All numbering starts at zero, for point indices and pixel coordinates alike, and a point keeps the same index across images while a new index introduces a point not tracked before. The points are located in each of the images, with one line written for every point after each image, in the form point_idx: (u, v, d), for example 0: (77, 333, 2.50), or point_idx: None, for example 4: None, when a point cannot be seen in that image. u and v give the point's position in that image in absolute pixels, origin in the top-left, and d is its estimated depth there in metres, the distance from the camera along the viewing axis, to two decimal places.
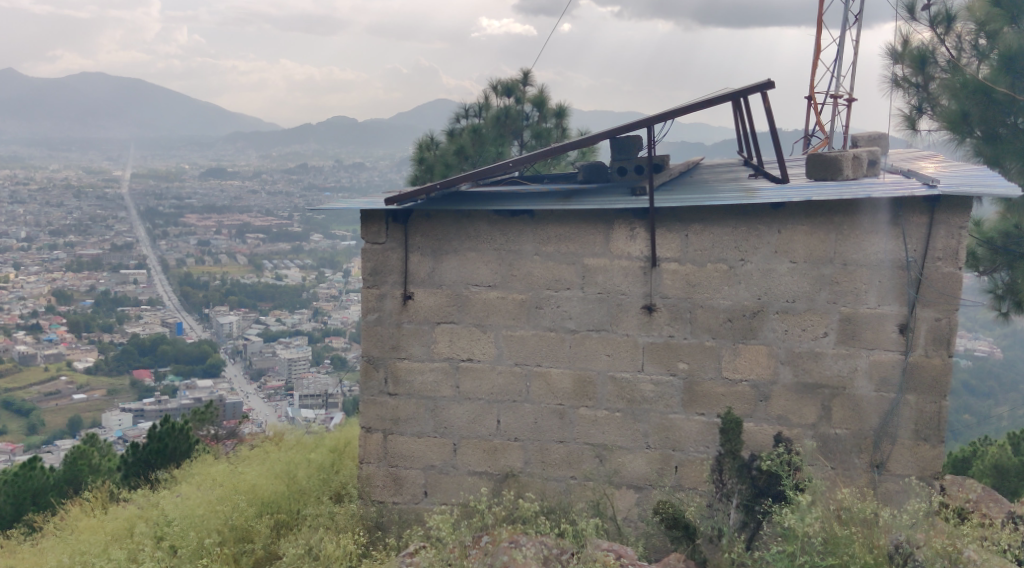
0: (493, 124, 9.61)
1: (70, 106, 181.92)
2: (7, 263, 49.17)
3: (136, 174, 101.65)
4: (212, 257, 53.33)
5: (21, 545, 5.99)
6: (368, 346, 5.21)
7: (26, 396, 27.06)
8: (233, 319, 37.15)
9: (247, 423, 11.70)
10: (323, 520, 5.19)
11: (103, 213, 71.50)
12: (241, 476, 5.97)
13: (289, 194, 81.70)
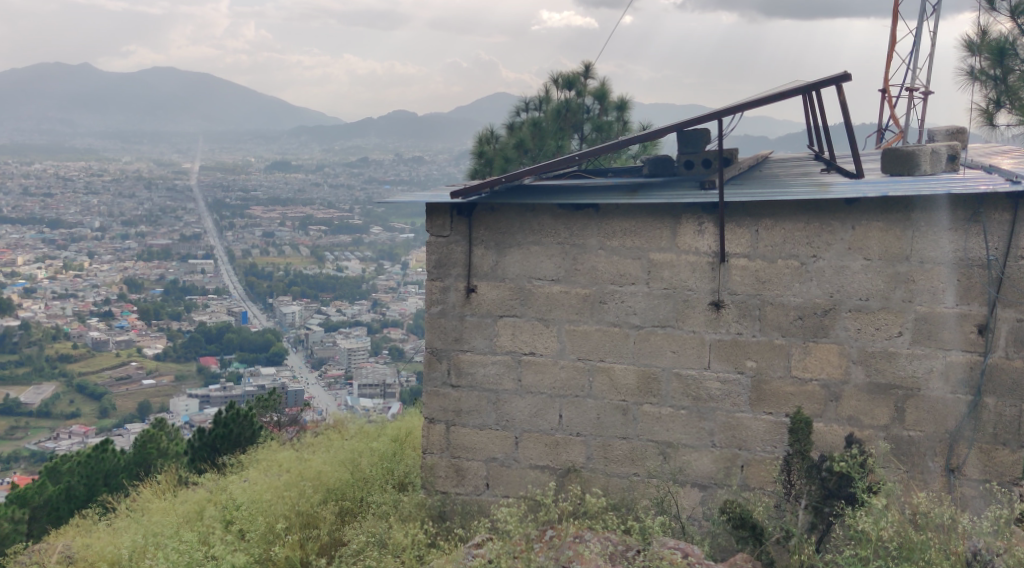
0: (554, 118, 9.56)
1: (144, 104, 187.58)
2: (83, 256, 51.34)
3: (203, 167, 103.98)
4: (277, 247, 54.30)
5: (94, 526, 6.15)
6: (432, 338, 5.22)
7: (98, 379, 28.24)
8: (295, 309, 37.75)
9: (308, 410, 11.88)
10: (389, 511, 5.23)
11: (173, 205, 73.61)
12: (307, 464, 6.11)
13: (350, 187, 82.91)
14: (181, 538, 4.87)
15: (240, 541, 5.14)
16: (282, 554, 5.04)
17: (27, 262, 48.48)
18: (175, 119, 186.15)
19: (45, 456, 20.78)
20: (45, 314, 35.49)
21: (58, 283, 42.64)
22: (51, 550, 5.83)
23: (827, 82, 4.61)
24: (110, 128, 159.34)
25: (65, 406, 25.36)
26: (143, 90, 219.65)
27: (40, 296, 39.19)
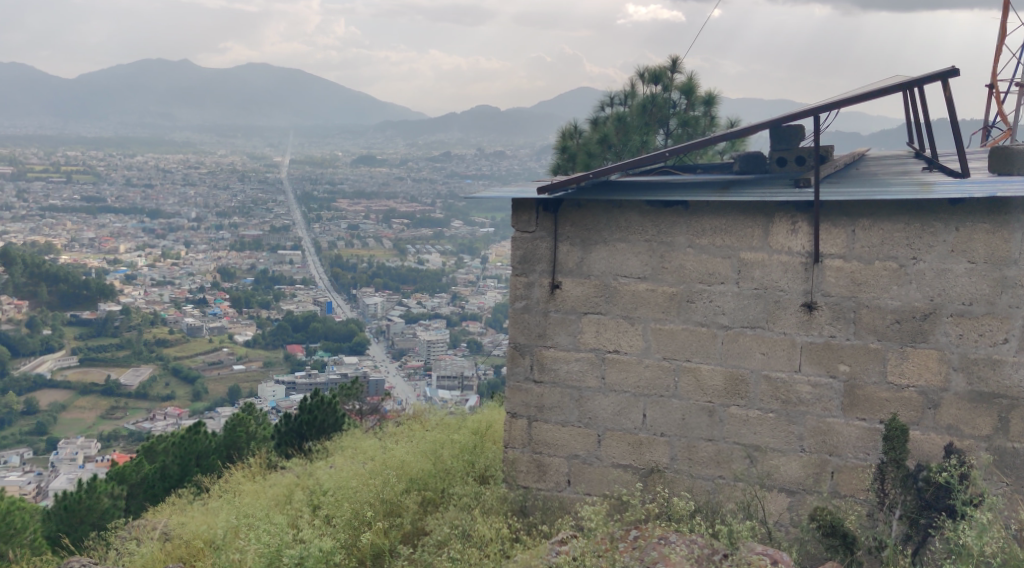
0: (639, 112, 9.37)
1: (238, 102, 192.90)
2: (180, 246, 54.06)
3: (292, 159, 106.57)
4: (361, 239, 55.21)
5: (189, 504, 6.43)
6: (515, 333, 5.19)
7: (192, 364, 29.93)
8: (377, 300, 38.18)
9: (389, 400, 12.11)
10: (470, 503, 5.26)
11: (264, 196, 75.73)
12: (391, 454, 6.31)
13: (433, 181, 83.71)
14: (272, 519, 5.07)
15: (328, 526, 5.33)
16: (368, 540, 5.20)
17: (128, 251, 51.30)
18: (268, 116, 191.39)
19: (143, 435, 23.00)
20: (144, 299, 37.52)
21: (156, 270, 44.99)
22: (149, 527, 6.10)
23: (932, 77, 4.44)
24: (207, 124, 165.58)
25: (161, 388, 27.27)
26: (239, 89, 226.26)
27: (140, 282, 41.30)
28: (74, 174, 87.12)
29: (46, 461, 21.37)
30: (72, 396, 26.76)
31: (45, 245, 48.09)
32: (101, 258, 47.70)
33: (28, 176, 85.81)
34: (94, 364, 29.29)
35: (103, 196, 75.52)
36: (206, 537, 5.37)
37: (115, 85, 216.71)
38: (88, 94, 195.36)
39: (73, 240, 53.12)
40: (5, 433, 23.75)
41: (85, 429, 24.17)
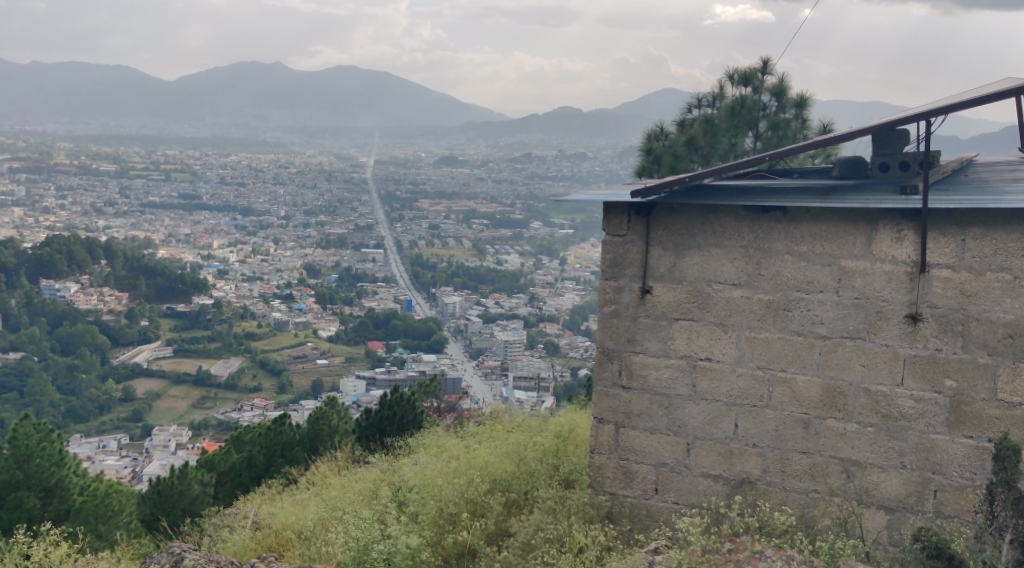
0: (727, 115, 9.17)
1: (323, 104, 195.97)
2: (269, 242, 55.30)
3: (376, 160, 107.97)
4: (441, 239, 55.62)
5: (281, 496, 6.71)
6: (604, 337, 5.11)
7: (278, 357, 30.47)
8: (456, 300, 38.38)
9: (467, 399, 12.81)
10: (556, 504, 5.24)
11: (349, 195, 76.90)
12: (474, 455, 6.44)
13: (513, 183, 83.93)
14: (359, 514, 5.26)
15: (415, 524, 5.47)
16: (453, 542, 5.35)
17: (221, 248, 52.68)
18: (353, 117, 194.24)
19: (231, 425, 23.71)
20: (234, 294, 38.62)
21: (246, 266, 46.09)
22: (240, 515, 6.40)
23: None
24: (295, 126, 169.24)
25: (248, 380, 27.92)
26: (325, 89, 229.76)
27: (231, 278, 42.41)
28: (171, 173, 90.31)
29: (141, 446, 22.23)
30: (167, 384, 27.64)
31: (146, 243, 50.59)
32: (196, 255, 49.32)
33: (128, 175, 89.25)
34: (187, 355, 30.30)
35: (198, 193, 78.07)
36: (297, 528, 5.59)
37: (208, 87, 222.75)
38: (184, 97, 201.50)
39: (169, 237, 55.11)
40: (104, 419, 24.73)
41: (177, 417, 25.05)
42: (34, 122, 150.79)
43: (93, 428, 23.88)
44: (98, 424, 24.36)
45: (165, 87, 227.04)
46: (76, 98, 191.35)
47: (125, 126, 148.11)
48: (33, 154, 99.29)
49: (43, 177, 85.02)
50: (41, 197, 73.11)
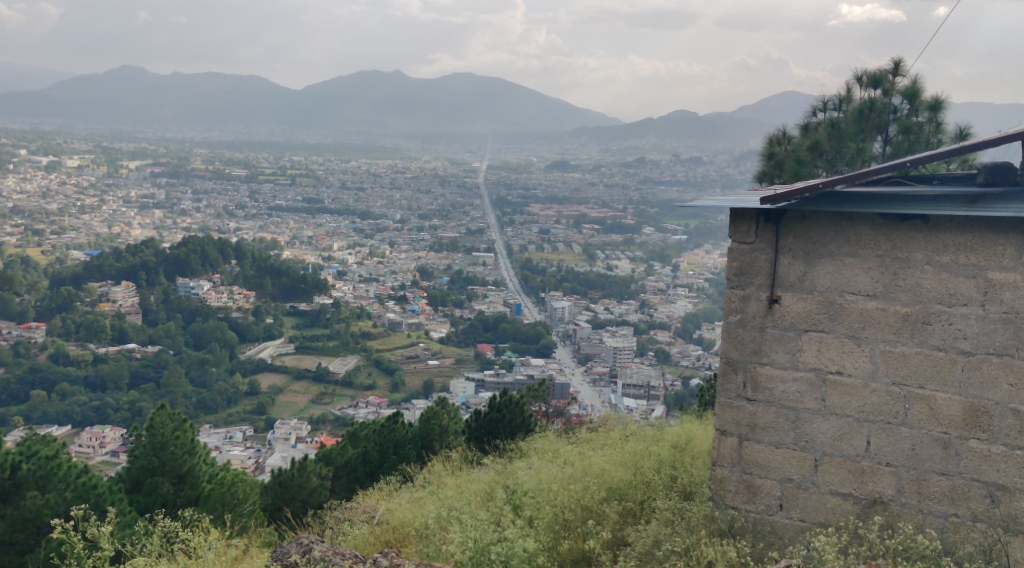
0: (854, 119, 8.84)
1: (437, 110, 198.23)
2: (384, 244, 56.20)
3: (489, 165, 108.71)
4: (551, 244, 55.71)
5: (401, 499, 7.44)
6: (728, 348, 4.94)
7: (392, 356, 30.88)
8: (565, 304, 38.23)
9: (575, 404, 13.31)
10: (673, 516, 5.10)
11: (462, 200, 77.61)
12: (592, 471, 6.52)
13: (625, 187, 83.30)
14: (477, 516, 5.39)
15: (531, 527, 5.56)
16: (564, 547, 5.44)
17: (341, 249, 53.78)
18: (467, 123, 195.97)
19: (348, 420, 24.20)
20: (352, 294, 39.24)
21: (363, 267, 46.96)
22: (361, 512, 7.12)
23: None
24: (411, 131, 172.07)
25: (364, 378, 28.40)
26: (439, 93, 232.34)
27: (349, 279, 43.27)
28: (295, 178, 92.77)
29: (265, 438, 22.86)
30: (289, 379, 28.36)
31: (270, 245, 52.19)
32: (317, 256, 50.55)
33: (256, 179, 92.04)
34: (307, 352, 31.13)
35: (321, 197, 80.18)
36: (415, 526, 6.09)
37: (328, 95, 228.48)
38: (306, 106, 207.24)
39: (292, 239, 56.64)
40: (231, 411, 25.55)
41: (297, 412, 25.68)
42: (170, 129, 157.35)
43: (221, 419, 24.72)
44: (225, 415, 25.20)
45: (288, 96, 233.43)
46: (208, 108, 199.14)
47: (252, 133, 153.18)
48: (169, 160, 103.76)
49: (179, 181, 88.84)
50: (176, 201, 76.38)
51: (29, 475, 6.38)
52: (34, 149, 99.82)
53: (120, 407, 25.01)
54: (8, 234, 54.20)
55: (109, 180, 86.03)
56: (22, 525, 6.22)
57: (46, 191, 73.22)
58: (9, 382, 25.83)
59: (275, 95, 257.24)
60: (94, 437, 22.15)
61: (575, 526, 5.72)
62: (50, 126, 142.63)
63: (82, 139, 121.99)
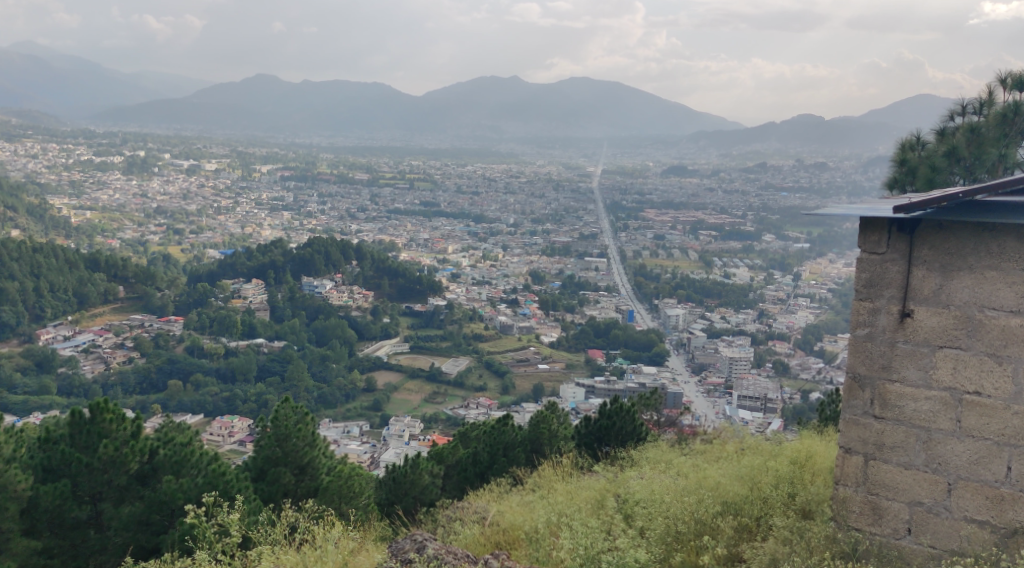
0: (996, 122, 8.37)
1: (554, 115, 198.16)
2: (498, 248, 56.58)
3: (605, 171, 108.19)
4: (665, 250, 55.11)
5: (512, 502, 7.50)
6: (855, 362, 4.93)
7: (503, 359, 30.94)
8: (680, 312, 37.62)
9: (689, 414, 13.21)
10: (791, 534, 5.09)
11: (576, 205, 77.44)
12: (708, 483, 6.44)
13: (744, 193, 81.59)
14: (588, 524, 5.49)
15: (642, 538, 5.59)
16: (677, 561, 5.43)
17: (455, 252, 54.29)
18: (584, 126, 195.23)
19: (460, 420, 24.36)
20: (466, 296, 39.45)
21: (477, 270, 47.27)
22: (473, 511, 7.26)
23: None
24: (528, 136, 172.56)
25: (475, 379, 28.55)
26: (557, 98, 232.19)
27: (463, 281, 43.67)
28: (414, 182, 94.11)
29: (380, 434, 23.18)
30: (403, 377, 28.74)
31: (387, 247, 53.11)
32: (432, 258, 51.13)
33: (376, 182, 93.71)
34: (422, 351, 31.49)
35: (437, 201, 81.06)
36: (524, 529, 6.17)
37: (449, 102, 231.07)
38: (427, 111, 209.91)
39: (409, 241, 57.40)
40: (350, 406, 26.08)
41: (411, 409, 25.97)
42: (298, 134, 161.89)
43: (339, 414, 25.28)
44: (344, 410, 25.74)
45: (408, 102, 237.36)
46: (333, 116, 204.25)
47: (374, 139, 156.24)
48: (297, 164, 106.64)
49: (305, 185, 91.22)
50: (302, 204, 78.41)
51: (165, 461, 7.70)
52: (173, 153, 104.13)
53: (248, 399, 25.88)
54: (150, 233, 56.74)
55: (241, 182, 89.18)
56: (159, 508, 7.41)
57: (185, 193, 76.55)
58: (148, 371, 27.33)
59: (394, 100, 261.59)
60: (224, 426, 23.10)
61: (687, 540, 5.66)
62: (185, 132, 148.42)
63: (216, 144, 126.63)
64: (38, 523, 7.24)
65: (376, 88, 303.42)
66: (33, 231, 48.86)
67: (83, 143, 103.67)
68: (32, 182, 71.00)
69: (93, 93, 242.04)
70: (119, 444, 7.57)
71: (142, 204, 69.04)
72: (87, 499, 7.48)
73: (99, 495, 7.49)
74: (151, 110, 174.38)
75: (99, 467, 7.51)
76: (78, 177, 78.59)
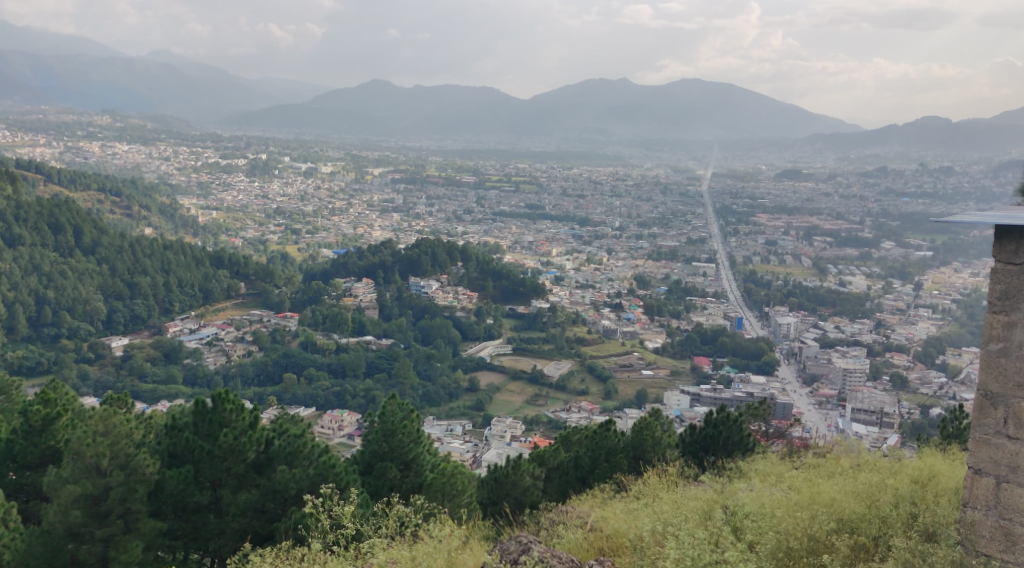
0: None
1: (665, 117, 195.76)
2: (603, 251, 56.23)
3: (715, 173, 106.59)
4: (777, 256, 53.89)
5: (615, 508, 7.53)
6: (989, 381, 5.84)
7: (606, 364, 30.59)
8: (791, 320, 36.54)
9: (798, 426, 13.23)
10: (909, 560, 6.00)
11: (685, 208, 76.45)
12: (823, 494, 6.85)
13: (862, 199, 79.08)
14: (697, 532, 5.99)
15: (752, 551, 6.16)
16: None
17: (560, 254, 54.30)
18: (695, 127, 192.15)
19: (561, 423, 24.23)
20: (569, 300, 39.23)
21: (582, 273, 47.03)
22: (574, 514, 8.00)
23: None
24: (639, 138, 170.85)
25: (577, 383, 28.34)
26: (669, 101, 229.36)
27: (567, 284, 43.51)
28: (521, 185, 94.21)
29: (482, 433, 23.19)
30: (506, 378, 28.72)
31: (493, 249, 53.33)
32: (536, 260, 51.16)
33: (484, 185, 94.03)
34: (524, 353, 31.44)
35: (542, 203, 81.09)
36: (624, 538, 6.55)
37: (558, 107, 230.31)
38: (537, 115, 210.05)
39: (514, 243, 57.52)
40: (452, 405, 26.23)
41: (513, 411, 25.95)
42: (410, 139, 164.36)
43: (442, 412, 25.47)
44: (447, 409, 25.92)
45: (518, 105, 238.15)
46: (445, 120, 206.53)
47: (484, 144, 157.34)
48: (408, 167, 108.11)
49: (415, 187, 92.29)
50: (411, 205, 79.52)
51: (280, 451, 9.91)
52: (292, 156, 107.00)
53: (357, 394, 26.27)
54: (269, 232, 58.30)
55: (355, 185, 90.57)
56: (272, 496, 9.63)
57: (303, 194, 78.27)
58: (265, 364, 27.95)
59: (504, 103, 262.88)
60: (334, 419, 23.48)
61: (798, 556, 6.22)
62: (302, 136, 152.16)
63: (332, 147, 129.49)
64: (165, 506, 9.55)
65: (486, 92, 305.59)
66: (164, 229, 50.91)
67: (209, 146, 107.20)
68: (164, 183, 73.97)
69: (218, 98, 251.16)
70: (238, 434, 9.72)
71: (264, 204, 71.00)
72: (208, 485, 9.65)
73: (218, 481, 9.66)
74: (271, 115, 179.65)
75: (219, 454, 9.68)
76: (205, 178, 81.39)
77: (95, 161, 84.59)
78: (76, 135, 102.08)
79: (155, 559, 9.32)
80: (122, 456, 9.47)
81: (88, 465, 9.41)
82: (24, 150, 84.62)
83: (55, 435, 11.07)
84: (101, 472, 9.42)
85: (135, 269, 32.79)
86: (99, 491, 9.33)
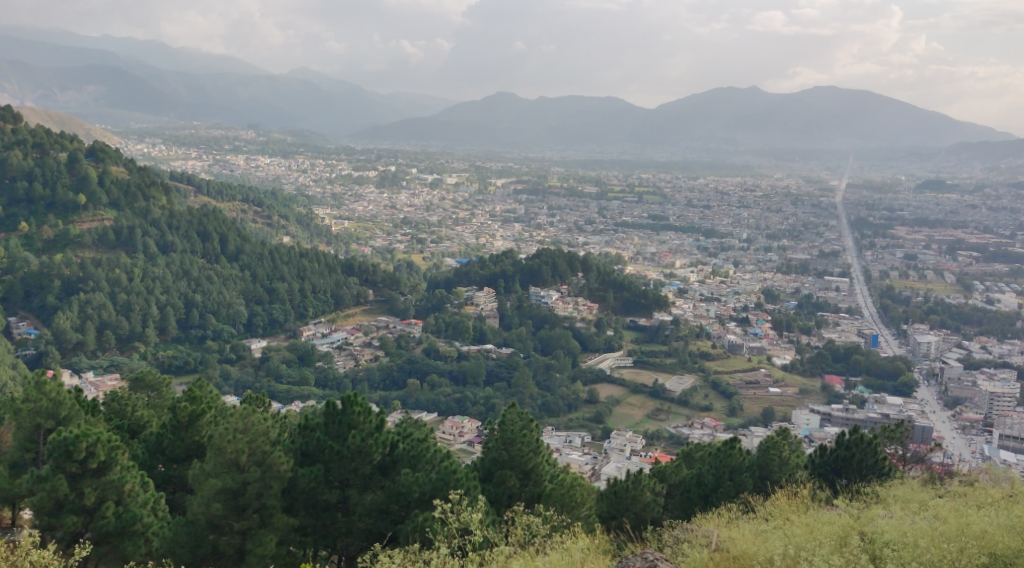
0: None
1: (797, 126, 190.69)
2: (729, 263, 55.03)
3: (850, 184, 103.15)
4: (917, 272, 51.71)
5: (746, 526, 9.23)
6: None
7: (731, 380, 29.79)
8: (932, 338, 34.94)
9: (941, 452, 12.94)
10: None
11: (816, 221, 74.15)
12: (976, 523, 8.51)
13: (1013, 211, 75.09)
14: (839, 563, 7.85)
15: None
16: None
17: (684, 266, 53.40)
18: (829, 135, 186.43)
19: (683, 440, 23.67)
20: (693, 313, 38.45)
21: (707, 286, 46.04)
22: (699, 534, 9.29)
23: None
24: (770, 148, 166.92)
25: (700, 398, 27.73)
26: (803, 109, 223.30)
27: (691, 297, 42.71)
28: (646, 195, 93.00)
29: (602, 446, 22.87)
30: (626, 391, 28.26)
31: (615, 260, 52.85)
32: (660, 272, 50.37)
33: (608, 195, 93.23)
34: (647, 366, 31.02)
35: (666, 214, 79.93)
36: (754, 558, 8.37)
37: (685, 115, 227.06)
38: (664, 123, 207.41)
39: (638, 254, 56.77)
40: (572, 416, 26.07)
41: (633, 424, 25.56)
42: (536, 149, 164.65)
43: (561, 423, 25.33)
44: (566, 420, 25.77)
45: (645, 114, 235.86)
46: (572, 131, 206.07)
47: (608, 153, 156.48)
48: (533, 178, 108.17)
49: (538, 197, 92.09)
50: (534, 215, 79.43)
51: (402, 454, 12.62)
52: (421, 167, 108.38)
53: (477, 401, 26.33)
54: (397, 241, 59.05)
55: (479, 195, 91.01)
56: (396, 498, 12.26)
57: (429, 205, 79.08)
58: (391, 369, 28.27)
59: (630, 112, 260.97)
60: (454, 425, 23.48)
61: None
62: (430, 148, 154.16)
63: (459, 158, 130.67)
64: (296, 502, 12.26)
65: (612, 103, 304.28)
66: (301, 238, 52.06)
67: (343, 159, 109.56)
68: (299, 194, 75.93)
69: (351, 111, 257.39)
70: (363, 436, 12.46)
71: (392, 214, 72.04)
72: (337, 484, 12.45)
73: (346, 480, 12.44)
74: (400, 128, 182.61)
75: (348, 454, 12.42)
76: (337, 189, 83.13)
77: (236, 173, 87.57)
78: (220, 147, 105.85)
79: (287, 551, 12.03)
80: (258, 454, 12.11)
81: (229, 460, 12.04)
82: (172, 162, 88.43)
83: (198, 431, 13.76)
84: (240, 468, 12.06)
85: (274, 275, 33.49)
86: (238, 486, 11.99)
